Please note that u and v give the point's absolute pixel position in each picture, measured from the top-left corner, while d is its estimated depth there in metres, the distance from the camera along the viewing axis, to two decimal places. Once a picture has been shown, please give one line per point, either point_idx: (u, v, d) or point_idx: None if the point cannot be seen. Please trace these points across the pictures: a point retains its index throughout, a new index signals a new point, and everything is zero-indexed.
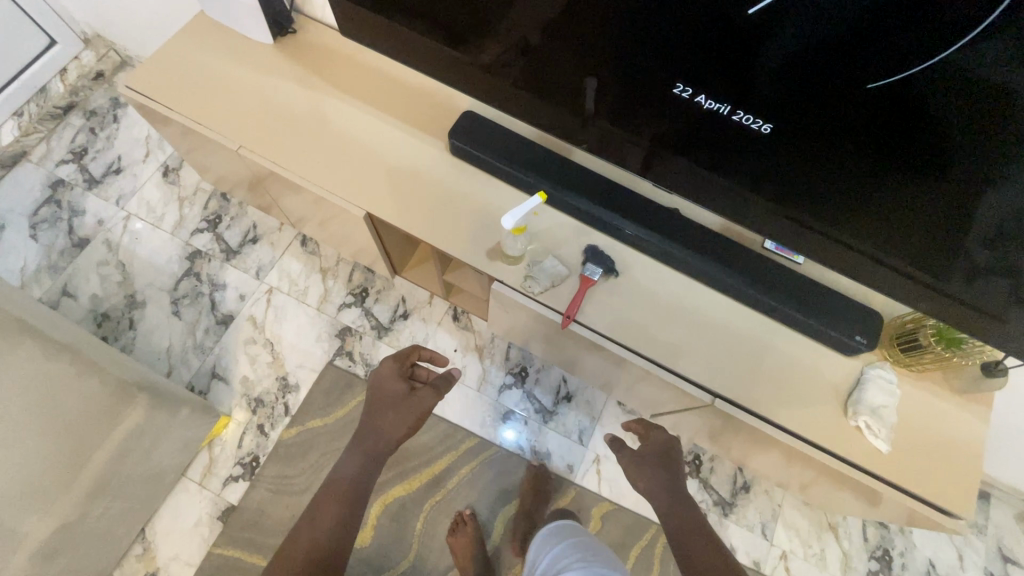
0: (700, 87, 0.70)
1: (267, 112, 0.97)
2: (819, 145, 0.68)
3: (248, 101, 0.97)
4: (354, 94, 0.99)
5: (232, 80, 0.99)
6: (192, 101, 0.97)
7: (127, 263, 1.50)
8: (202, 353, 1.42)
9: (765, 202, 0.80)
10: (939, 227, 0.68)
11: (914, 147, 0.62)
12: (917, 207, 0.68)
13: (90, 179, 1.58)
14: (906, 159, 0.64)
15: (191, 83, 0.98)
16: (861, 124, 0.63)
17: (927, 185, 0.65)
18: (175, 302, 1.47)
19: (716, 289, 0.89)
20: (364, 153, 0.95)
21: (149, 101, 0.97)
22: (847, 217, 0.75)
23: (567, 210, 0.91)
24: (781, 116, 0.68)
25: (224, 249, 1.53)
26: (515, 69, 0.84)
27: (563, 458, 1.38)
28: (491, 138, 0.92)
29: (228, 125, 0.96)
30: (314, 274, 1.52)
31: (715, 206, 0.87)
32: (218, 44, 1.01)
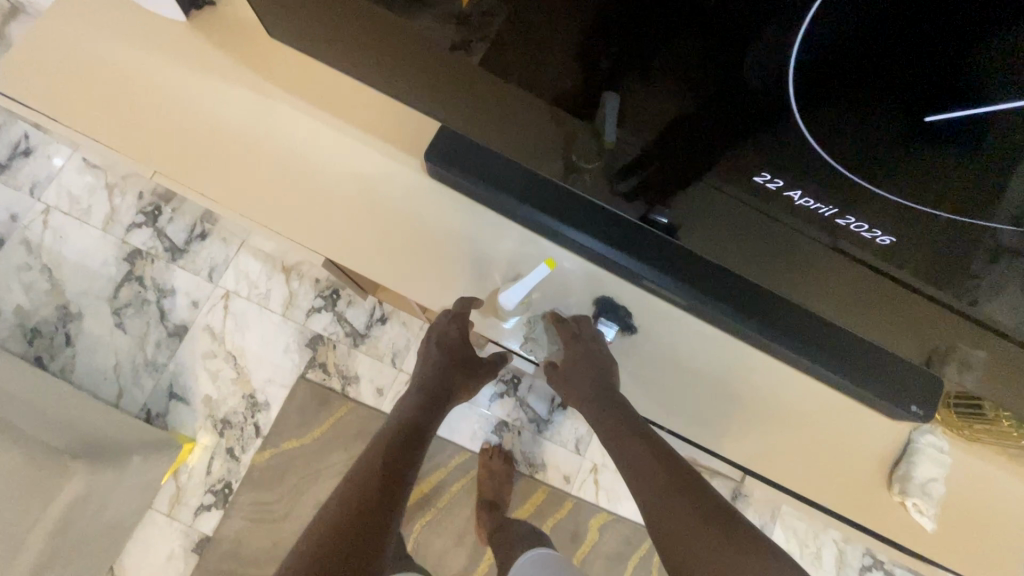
0: (797, 182, 0.47)
1: (190, 126, 0.75)
2: (770, 150, 0.45)
3: (163, 108, 0.75)
4: (299, 93, 0.76)
5: (137, 75, 0.75)
6: (88, 108, 0.74)
7: (54, 267, 1.29)
8: (155, 371, 1.27)
9: (748, 224, 0.59)
10: (941, 240, 0.46)
11: (905, 152, 0.39)
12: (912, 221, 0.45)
13: None
14: (895, 166, 0.40)
15: (83, 82, 0.75)
16: (825, 127, 0.40)
17: (927, 198, 0.42)
18: (116, 312, 1.29)
19: (751, 343, 0.75)
20: (320, 179, 0.76)
21: (37, 112, 0.75)
22: (826, 232, 0.53)
23: (575, 249, 0.75)
24: (716, 107, 0.44)
25: (168, 247, 1.33)
26: (501, 20, 0.46)
27: (560, 468, 1.31)
28: (478, 160, 0.73)
29: (138, 142, 0.75)
30: (275, 274, 1.33)
31: (710, 243, 0.68)
32: (110, 20, 0.76)
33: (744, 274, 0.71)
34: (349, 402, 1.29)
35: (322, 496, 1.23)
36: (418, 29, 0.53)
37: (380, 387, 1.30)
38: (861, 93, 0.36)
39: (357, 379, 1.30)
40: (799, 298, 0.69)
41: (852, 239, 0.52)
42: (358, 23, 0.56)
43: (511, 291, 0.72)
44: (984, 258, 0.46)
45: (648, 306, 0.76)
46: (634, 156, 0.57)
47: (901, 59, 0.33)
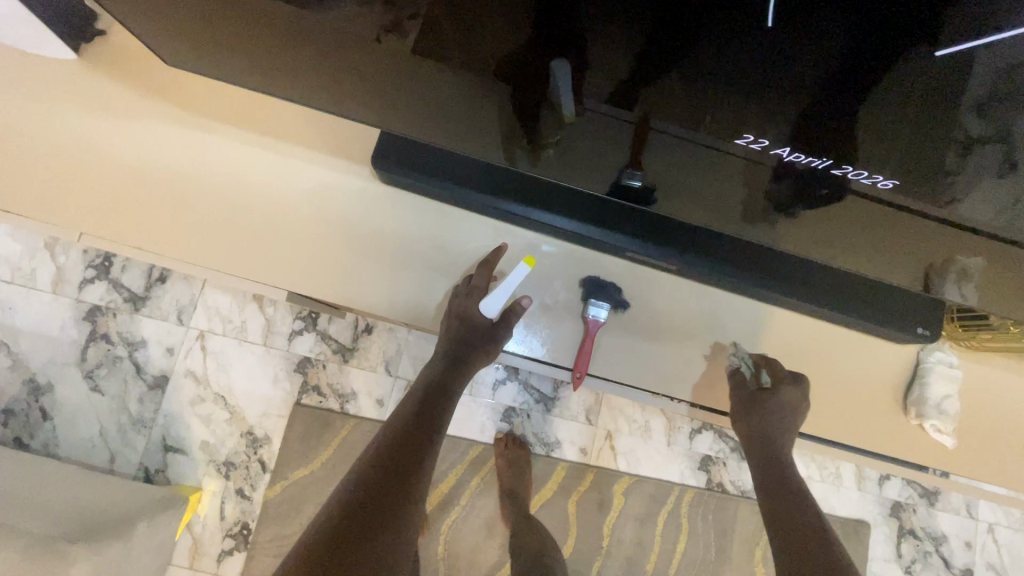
0: (786, 137, 0.45)
1: (109, 176, 0.68)
2: (737, 65, 0.39)
3: (72, 159, 0.67)
4: (223, 117, 0.70)
5: (34, 130, 0.67)
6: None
7: (11, 341, 1.22)
8: (143, 428, 1.21)
9: (721, 174, 0.54)
10: (915, 147, 0.42)
11: (892, 32, 0.34)
12: (889, 128, 0.41)
13: None
14: (876, 53, 0.36)
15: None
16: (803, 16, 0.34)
17: (910, 91, 0.37)
18: (89, 375, 1.22)
19: (747, 295, 0.72)
20: (263, 208, 0.70)
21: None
22: (798, 165, 0.48)
23: (551, 231, 0.71)
24: (672, 30, 0.38)
25: (128, 297, 1.25)
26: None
27: (574, 442, 1.30)
28: (429, 158, 0.68)
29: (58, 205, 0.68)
30: (248, 304, 1.27)
31: (690, 203, 0.63)
32: None
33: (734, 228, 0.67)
34: (351, 420, 1.25)
35: None
36: (331, 24, 0.45)
37: (380, 399, 1.27)
38: None
39: (354, 394, 1.27)
40: (790, 247, 0.67)
41: (851, 187, 0.49)
42: (266, 34, 0.50)
43: (491, 299, 0.71)
44: (958, 153, 0.41)
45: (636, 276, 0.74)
46: (593, 126, 0.52)
47: None
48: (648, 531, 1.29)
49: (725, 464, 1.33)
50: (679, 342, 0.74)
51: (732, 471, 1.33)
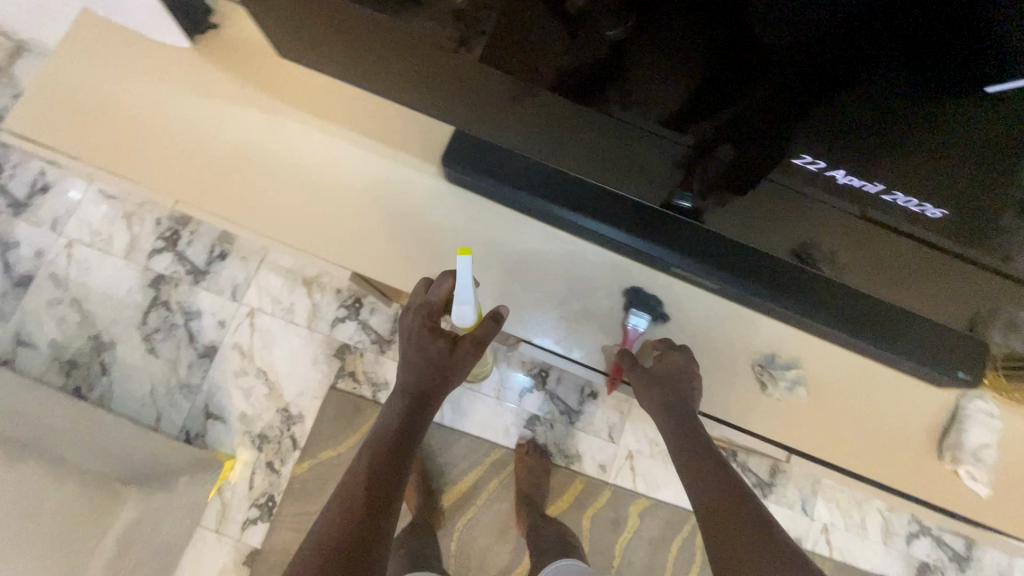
0: (832, 162, 0.47)
1: (203, 152, 0.75)
2: (787, 101, 0.43)
3: (174, 135, 0.75)
4: (309, 108, 0.75)
5: (144, 105, 0.75)
6: (99, 143, 0.74)
7: (83, 299, 1.32)
8: (189, 393, 1.29)
9: (767, 195, 0.57)
10: (955, 191, 0.44)
11: (936, 85, 0.37)
12: (931, 170, 0.43)
13: (14, 202, 1.35)
14: (920, 101, 0.39)
15: (91, 116, 0.74)
16: (853, 62, 0.38)
17: (950, 140, 0.40)
18: (147, 338, 1.31)
19: (787, 322, 0.74)
20: (337, 194, 0.76)
21: (53, 151, 0.76)
22: (846, 197, 0.51)
23: (601, 241, 0.74)
24: (730, 65, 0.42)
25: (190, 269, 1.34)
26: (498, 15, 0.45)
27: (595, 458, 1.31)
28: (495, 160, 0.73)
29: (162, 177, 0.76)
30: (298, 287, 1.34)
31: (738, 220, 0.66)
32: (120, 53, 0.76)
33: (781, 249, 0.69)
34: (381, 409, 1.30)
35: None
36: (425, 36, 0.51)
37: None
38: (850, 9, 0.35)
39: (387, 384, 1.31)
40: (834, 273, 0.69)
41: (900, 217, 0.50)
42: (367, 40, 0.56)
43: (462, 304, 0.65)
44: (1017, 210, 0.43)
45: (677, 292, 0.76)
46: (650, 143, 0.56)
47: None
48: (661, 557, 1.28)
49: None
50: (714, 362, 0.76)
51: None
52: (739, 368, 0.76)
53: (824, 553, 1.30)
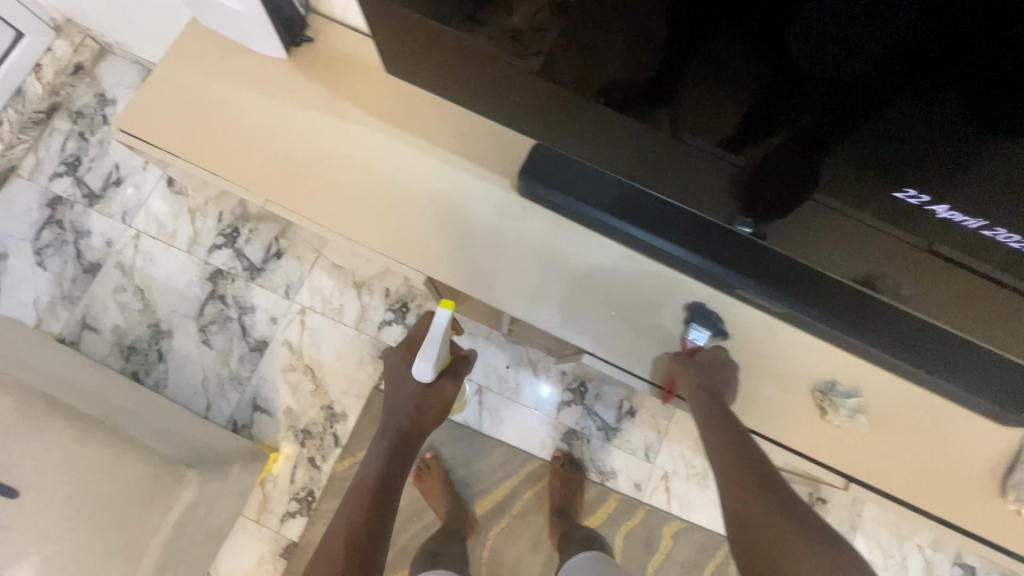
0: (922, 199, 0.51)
1: (297, 156, 0.81)
2: (824, 123, 0.48)
3: (271, 141, 0.82)
4: (395, 121, 0.82)
5: (248, 113, 0.82)
6: (204, 144, 0.81)
7: (145, 288, 1.38)
8: (239, 385, 1.33)
9: (808, 217, 0.63)
10: (980, 208, 0.48)
11: (957, 112, 0.42)
12: (958, 188, 0.48)
13: (89, 193, 1.43)
14: (944, 126, 0.43)
15: (200, 120, 0.82)
16: (883, 91, 0.43)
17: (972, 161, 0.45)
18: (202, 330, 1.36)
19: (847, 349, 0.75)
20: (412, 201, 0.81)
21: (157, 150, 0.82)
22: (878, 214, 0.56)
23: (662, 259, 0.78)
24: (773, 91, 0.48)
25: (247, 266, 1.40)
26: (554, 36, 0.52)
27: (630, 476, 1.32)
28: (569, 178, 0.77)
29: (253, 178, 0.81)
30: (348, 289, 1.39)
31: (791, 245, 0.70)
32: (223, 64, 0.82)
33: (846, 278, 0.72)
34: None
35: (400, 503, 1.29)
36: (528, 71, 0.59)
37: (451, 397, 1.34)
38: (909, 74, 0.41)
39: None
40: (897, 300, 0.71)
41: (995, 249, 0.52)
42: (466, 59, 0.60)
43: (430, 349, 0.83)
44: None
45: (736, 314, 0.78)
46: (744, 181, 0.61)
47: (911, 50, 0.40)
48: None
49: None
50: (772, 386, 0.77)
51: None
52: (797, 394, 0.77)
53: None
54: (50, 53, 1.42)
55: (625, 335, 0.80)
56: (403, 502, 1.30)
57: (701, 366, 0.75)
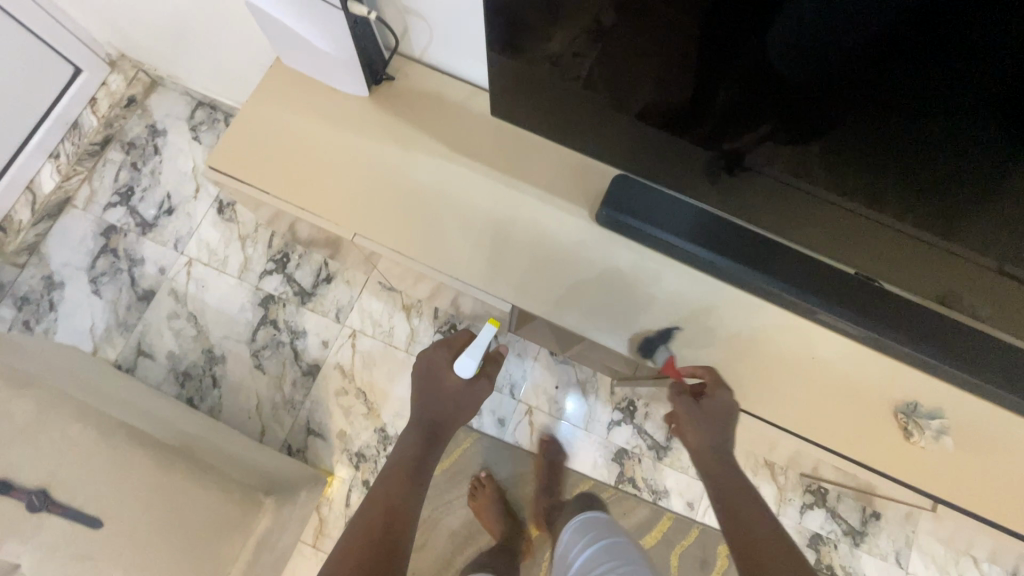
0: (969, 203, 0.58)
1: (384, 191, 0.86)
2: (837, 133, 0.57)
3: (358, 177, 0.86)
4: (477, 158, 0.88)
5: (334, 151, 0.87)
6: (292, 181, 0.85)
7: (199, 314, 1.40)
8: (293, 409, 1.35)
9: (841, 225, 0.70)
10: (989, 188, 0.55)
11: (948, 112, 0.50)
12: (990, 191, 0.55)
13: (142, 222, 1.46)
14: (933, 138, 0.53)
15: (286, 157, 0.86)
16: (881, 103, 0.52)
17: (969, 148, 0.52)
18: (255, 354, 1.38)
19: (919, 367, 0.78)
20: (494, 229, 0.86)
21: (248, 188, 0.86)
22: (900, 216, 0.64)
23: (736, 284, 0.82)
24: (795, 127, 0.59)
25: (298, 291, 1.42)
26: (590, 61, 0.62)
27: (683, 495, 1.32)
28: (646, 206, 0.81)
29: (340, 212, 0.85)
30: (398, 312, 1.41)
31: (841, 258, 0.77)
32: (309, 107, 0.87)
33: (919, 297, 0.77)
34: (473, 434, 1.34)
35: (456, 525, 1.30)
36: (608, 113, 0.71)
37: (502, 418, 1.35)
38: (904, 121, 0.52)
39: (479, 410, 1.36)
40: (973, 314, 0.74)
41: None
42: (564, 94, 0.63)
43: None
44: None
45: (811, 336, 0.82)
46: (808, 211, 0.71)
47: (899, 105, 0.51)
48: None
49: (836, 546, 1.31)
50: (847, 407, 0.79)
51: (843, 555, 1.31)
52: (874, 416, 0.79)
53: None
54: (105, 87, 1.46)
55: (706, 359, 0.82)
56: (458, 525, 1.31)
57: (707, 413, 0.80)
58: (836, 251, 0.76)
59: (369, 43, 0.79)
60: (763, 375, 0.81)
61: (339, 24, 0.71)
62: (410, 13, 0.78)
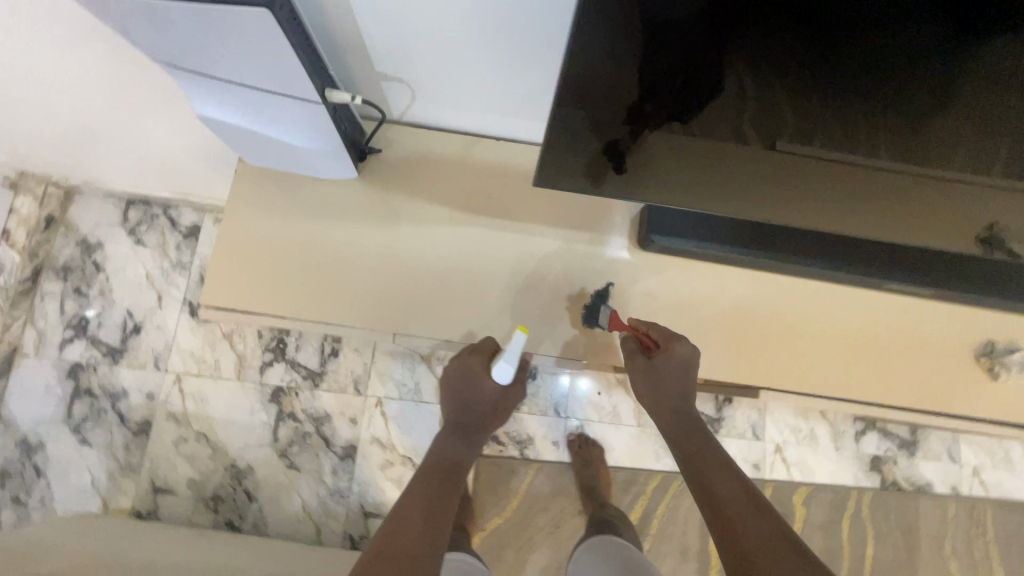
0: (940, 108, 0.51)
1: (410, 277, 0.81)
2: (793, 81, 0.50)
3: (384, 269, 0.81)
4: (494, 213, 0.84)
5: (345, 250, 0.80)
6: (311, 295, 0.79)
7: (207, 431, 1.28)
8: (342, 498, 1.27)
9: (814, 176, 0.64)
10: (976, 60, 0.46)
11: (885, 16, 0.44)
12: (959, 89, 0.49)
13: (109, 350, 1.31)
14: (892, 47, 0.46)
15: (299, 270, 0.79)
16: (818, 33, 0.45)
17: (917, 43, 0.45)
18: (284, 454, 1.28)
19: (978, 304, 0.79)
20: (532, 283, 0.83)
21: (266, 314, 0.79)
22: (870, 148, 0.57)
23: (801, 273, 0.79)
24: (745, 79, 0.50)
25: (306, 374, 1.32)
26: None
27: (747, 459, 1.34)
28: (683, 225, 0.79)
29: (372, 313, 0.80)
30: (418, 365, 1.34)
31: (856, 215, 0.71)
32: (309, 209, 0.80)
33: (966, 238, 0.71)
34: (533, 464, 1.30)
35: (545, 560, 1.26)
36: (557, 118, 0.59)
37: (556, 439, 1.32)
38: (861, 35, 0.45)
39: (531, 439, 1.32)
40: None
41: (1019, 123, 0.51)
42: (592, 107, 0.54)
43: (503, 363, 0.73)
44: None
45: (877, 307, 0.80)
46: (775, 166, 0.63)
47: (851, 20, 0.44)
48: (834, 537, 1.32)
49: (896, 461, 1.37)
50: (924, 361, 0.80)
51: (904, 468, 1.37)
52: (949, 364, 0.80)
53: (981, 494, 1.36)
54: (14, 215, 1.24)
55: (787, 355, 0.80)
56: (547, 559, 1.27)
57: (663, 373, 0.72)
58: (815, 205, 0.70)
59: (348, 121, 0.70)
60: (843, 353, 0.80)
61: (316, 116, 0.62)
62: (386, 80, 0.71)
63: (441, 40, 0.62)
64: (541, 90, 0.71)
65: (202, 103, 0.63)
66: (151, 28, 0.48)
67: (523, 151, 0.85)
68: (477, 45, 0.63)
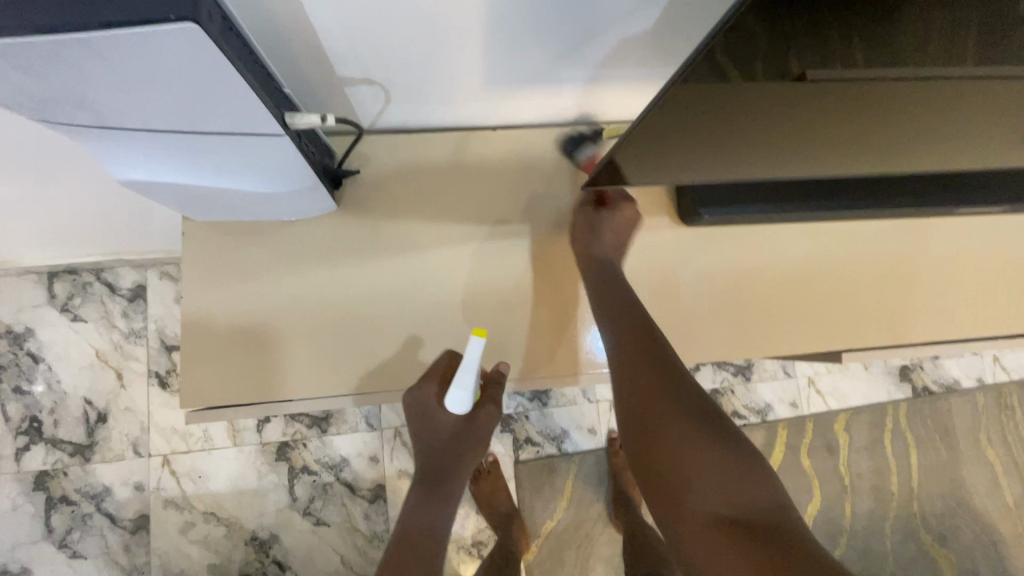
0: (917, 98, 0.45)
1: (429, 313, 0.69)
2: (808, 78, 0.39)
3: (402, 313, 0.69)
4: (505, 216, 0.73)
5: (346, 299, 0.68)
6: (321, 362, 0.67)
7: (215, 510, 1.14)
8: (382, 542, 1.17)
9: (801, 146, 0.55)
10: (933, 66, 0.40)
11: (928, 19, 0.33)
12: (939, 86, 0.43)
13: (76, 448, 1.14)
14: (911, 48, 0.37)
15: (305, 337, 0.67)
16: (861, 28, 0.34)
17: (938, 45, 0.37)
18: (308, 513, 1.16)
19: None
20: (567, 288, 0.73)
21: (267, 396, 0.65)
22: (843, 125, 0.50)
23: (854, 216, 0.73)
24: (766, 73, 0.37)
25: (310, 421, 1.19)
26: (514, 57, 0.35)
27: (784, 399, 1.31)
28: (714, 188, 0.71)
29: (394, 365, 0.68)
30: None
31: (863, 147, 0.57)
32: (295, 259, 0.68)
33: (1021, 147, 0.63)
34: (574, 457, 1.23)
35: (608, 550, 1.21)
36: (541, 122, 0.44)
37: (592, 426, 1.24)
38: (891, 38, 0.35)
39: (566, 432, 1.24)
40: None
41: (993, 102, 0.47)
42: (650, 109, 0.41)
43: (457, 390, 0.61)
44: None
45: (920, 235, 0.77)
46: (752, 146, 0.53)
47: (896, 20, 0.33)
48: (881, 456, 1.31)
49: (922, 367, 1.37)
50: (975, 281, 0.77)
51: (930, 371, 1.37)
52: (999, 279, 0.77)
53: (1004, 380, 1.39)
54: None
55: (854, 308, 0.75)
56: (610, 549, 1.21)
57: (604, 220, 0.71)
58: (812, 164, 0.61)
59: (314, 149, 0.58)
60: (907, 292, 0.76)
61: (283, 151, 0.49)
62: (351, 85, 0.58)
63: (418, 21, 0.48)
64: (542, 62, 0.59)
65: (126, 163, 0.49)
66: (28, 70, 0.34)
67: (520, 138, 0.74)
68: (466, 21, 0.50)
